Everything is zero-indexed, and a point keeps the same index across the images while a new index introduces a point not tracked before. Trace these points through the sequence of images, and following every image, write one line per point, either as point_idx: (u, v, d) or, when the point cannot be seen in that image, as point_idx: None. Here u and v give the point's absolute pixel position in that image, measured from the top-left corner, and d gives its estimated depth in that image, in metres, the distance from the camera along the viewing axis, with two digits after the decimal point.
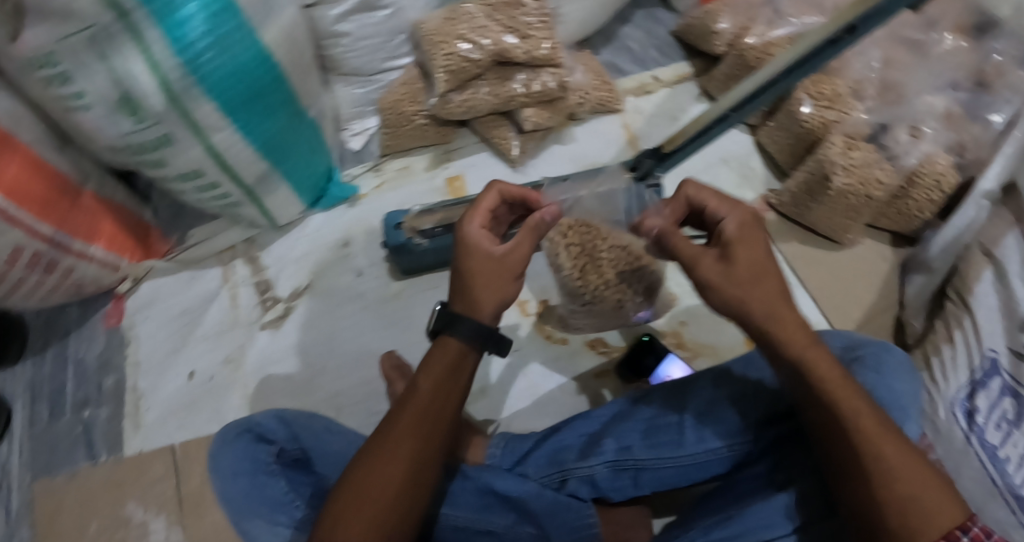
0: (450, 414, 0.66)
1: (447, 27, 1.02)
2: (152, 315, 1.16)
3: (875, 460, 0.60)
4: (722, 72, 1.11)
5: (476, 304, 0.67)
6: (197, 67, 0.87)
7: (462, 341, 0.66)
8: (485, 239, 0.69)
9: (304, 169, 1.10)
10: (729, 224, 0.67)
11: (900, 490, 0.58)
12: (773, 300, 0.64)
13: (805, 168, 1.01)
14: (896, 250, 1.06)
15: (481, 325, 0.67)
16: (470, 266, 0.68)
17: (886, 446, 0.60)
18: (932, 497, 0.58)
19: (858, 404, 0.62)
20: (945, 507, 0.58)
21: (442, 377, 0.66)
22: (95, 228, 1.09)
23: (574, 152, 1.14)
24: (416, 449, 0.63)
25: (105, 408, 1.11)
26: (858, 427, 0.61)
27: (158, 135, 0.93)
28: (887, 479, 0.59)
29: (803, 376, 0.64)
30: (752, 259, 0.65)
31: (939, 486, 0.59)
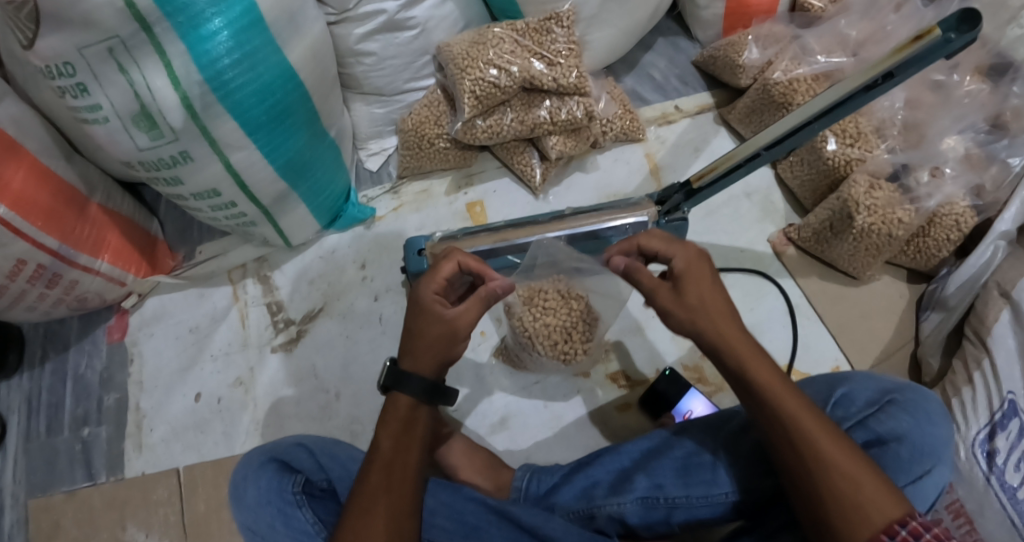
0: (413, 467, 0.71)
1: (475, 51, 1.01)
2: (157, 332, 1.13)
3: (816, 465, 0.63)
4: (744, 105, 1.12)
5: (416, 366, 0.73)
6: (222, 86, 0.84)
7: (411, 397, 0.73)
8: (437, 304, 0.75)
9: (321, 189, 1.08)
10: (678, 263, 0.71)
11: (840, 478, 0.62)
12: (720, 323, 0.68)
13: (826, 204, 1.02)
14: (913, 287, 1.07)
15: (428, 381, 0.73)
16: (421, 330, 0.74)
17: (830, 451, 0.63)
18: (866, 492, 0.61)
19: (802, 411, 0.65)
20: (885, 496, 0.61)
21: (400, 433, 0.72)
22: (101, 242, 1.04)
23: (598, 181, 1.16)
24: (391, 506, 0.67)
25: (105, 427, 1.07)
26: (802, 434, 0.64)
27: (175, 155, 0.89)
28: (829, 466, 0.62)
29: (746, 389, 0.67)
30: (700, 289, 0.69)
31: (880, 484, 0.62)
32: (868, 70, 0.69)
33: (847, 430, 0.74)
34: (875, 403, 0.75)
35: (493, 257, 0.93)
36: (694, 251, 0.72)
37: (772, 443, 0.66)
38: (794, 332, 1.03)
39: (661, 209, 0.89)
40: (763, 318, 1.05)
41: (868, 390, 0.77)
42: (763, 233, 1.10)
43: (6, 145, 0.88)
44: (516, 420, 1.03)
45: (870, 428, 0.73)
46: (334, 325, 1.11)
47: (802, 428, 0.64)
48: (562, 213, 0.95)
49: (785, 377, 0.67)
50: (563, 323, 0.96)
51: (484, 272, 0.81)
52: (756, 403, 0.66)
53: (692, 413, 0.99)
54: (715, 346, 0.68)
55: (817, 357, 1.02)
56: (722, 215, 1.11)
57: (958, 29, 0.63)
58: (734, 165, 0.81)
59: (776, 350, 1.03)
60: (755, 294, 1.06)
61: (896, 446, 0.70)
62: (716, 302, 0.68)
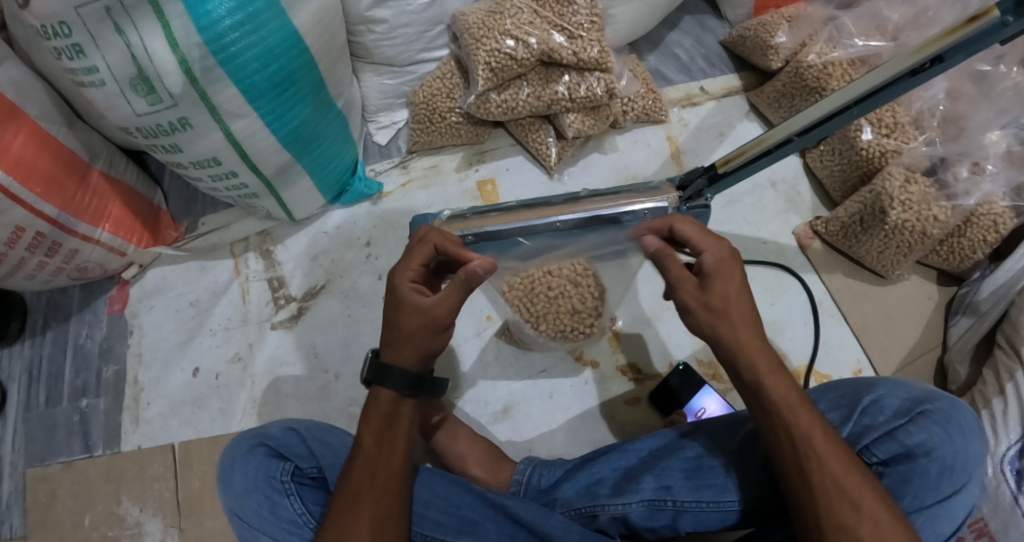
0: (399, 461, 0.68)
1: (492, 21, 0.96)
2: (157, 304, 1.10)
3: (821, 486, 0.59)
4: (774, 88, 1.05)
5: (397, 358, 0.69)
6: (224, 49, 0.80)
7: (393, 392, 0.69)
8: (413, 294, 0.70)
9: (325, 162, 1.04)
10: (708, 259, 0.66)
11: (843, 509, 0.58)
12: (741, 329, 0.64)
13: (859, 196, 0.96)
14: (943, 289, 1.01)
15: (410, 375, 0.69)
16: (400, 323, 0.70)
17: (839, 477, 0.59)
18: (869, 527, 0.58)
19: (817, 431, 0.61)
20: (890, 528, 0.58)
21: (382, 427, 0.68)
22: (102, 211, 1.01)
23: (615, 163, 1.10)
24: (376, 505, 0.65)
25: (103, 399, 1.05)
26: (812, 456, 0.60)
27: (173, 121, 0.85)
28: (836, 497, 0.59)
29: (759, 400, 0.63)
30: (726, 290, 0.64)
31: (886, 520, 0.58)
32: (915, 54, 0.64)
33: (873, 441, 0.70)
34: (904, 412, 0.70)
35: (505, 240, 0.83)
36: (724, 248, 0.67)
37: (779, 462, 0.62)
38: (816, 330, 0.98)
39: (682, 195, 0.81)
40: (783, 314, 1.00)
41: (897, 399, 0.72)
42: (787, 225, 1.05)
43: (5, 109, 0.85)
44: (525, 412, 0.99)
45: (899, 441, 0.68)
46: (335, 304, 1.08)
47: (815, 449, 0.60)
48: (578, 194, 0.84)
49: (802, 393, 0.64)
50: (565, 305, 0.95)
51: (465, 255, 0.74)
52: (767, 418, 0.63)
53: (705, 411, 0.96)
54: (729, 357, 0.65)
55: (837, 359, 0.97)
56: (745, 206, 1.06)
57: (1015, 11, 0.59)
58: (763, 151, 0.75)
59: (795, 349, 0.98)
60: (776, 289, 1.01)
61: (925, 463, 0.66)
62: (740, 312, 0.64)
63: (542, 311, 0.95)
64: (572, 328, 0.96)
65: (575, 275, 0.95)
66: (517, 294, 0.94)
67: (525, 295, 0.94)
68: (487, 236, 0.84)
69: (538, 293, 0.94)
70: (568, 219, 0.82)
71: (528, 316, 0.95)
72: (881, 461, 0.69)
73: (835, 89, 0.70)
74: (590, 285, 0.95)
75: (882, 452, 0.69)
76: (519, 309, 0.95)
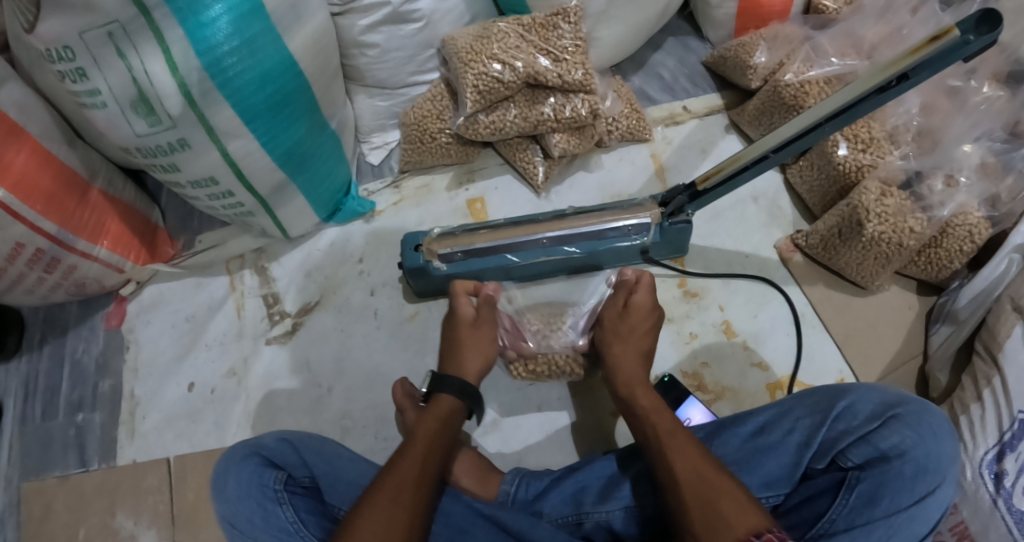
0: (437, 467, 0.76)
1: (480, 45, 1.00)
2: (154, 320, 1.12)
3: (688, 474, 0.68)
4: (753, 107, 1.08)
5: (456, 369, 0.89)
6: (222, 73, 0.84)
7: (452, 397, 0.85)
8: (466, 316, 0.93)
9: (320, 181, 1.06)
10: (641, 296, 0.92)
11: (705, 489, 0.66)
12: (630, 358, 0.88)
13: (837, 209, 0.98)
14: (923, 299, 1.04)
15: (465, 386, 0.86)
16: (458, 338, 0.92)
17: (697, 462, 0.69)
18: (726, 499, 0.64)
19: (678, 430, 0.74)
20: (743, 504, 0.63)
21: (435, 427, 0.80)
22: (101, 228, 1.04)
23: (601, 181, 1.12)
24: (418, 495, 0.70)
25: (99, 413, 1.07)
26: (678, 453, 0.71)
27: (172, 142, 0.88)
28: (698, 480, 0.67)
29: (642, 424, 0.79)
30: (635, 323, 0.91)
31: (739, 493, 0.65)
32: (879, 73, 0.67)
33: (848, 446, 0.72)
34: (877, 416, 0.72)
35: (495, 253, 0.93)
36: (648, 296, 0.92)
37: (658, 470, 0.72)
38: (798, 340, 0.99)
39: (664, 211, 0.89)
40: (763, 324, 1.00)
41: (870, 403, 0.74)
42: (768, 239, 1.06)
43: (8, 127, 0.88)
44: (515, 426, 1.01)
45: (873, 445, 0.70)
46: (331, 318, 1.09)
47: (677, 448, 0.71)
48: (564, 211, 0.96)
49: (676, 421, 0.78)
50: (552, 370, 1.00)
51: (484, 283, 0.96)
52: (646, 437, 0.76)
53: (690, 421, 0.92)
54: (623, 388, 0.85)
55: (821, 368, 0.98)
56: (728, 220, 1.08)
57: (976, 30, 0.61)
58: (740, 167, 0.80)
59: (778, 359, 0.99)
60: (759, 299, 1.02)
61: (899, 464, 0.68)
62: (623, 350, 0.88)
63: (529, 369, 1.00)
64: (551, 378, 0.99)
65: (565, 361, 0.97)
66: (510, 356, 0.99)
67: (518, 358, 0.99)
68: (477, 252, 0.93)
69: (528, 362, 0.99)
70: (553, 234, 0.92)
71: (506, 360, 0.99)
72: (857, 466, 0.71)
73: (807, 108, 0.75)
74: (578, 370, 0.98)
75: (857, 456, 0.71)
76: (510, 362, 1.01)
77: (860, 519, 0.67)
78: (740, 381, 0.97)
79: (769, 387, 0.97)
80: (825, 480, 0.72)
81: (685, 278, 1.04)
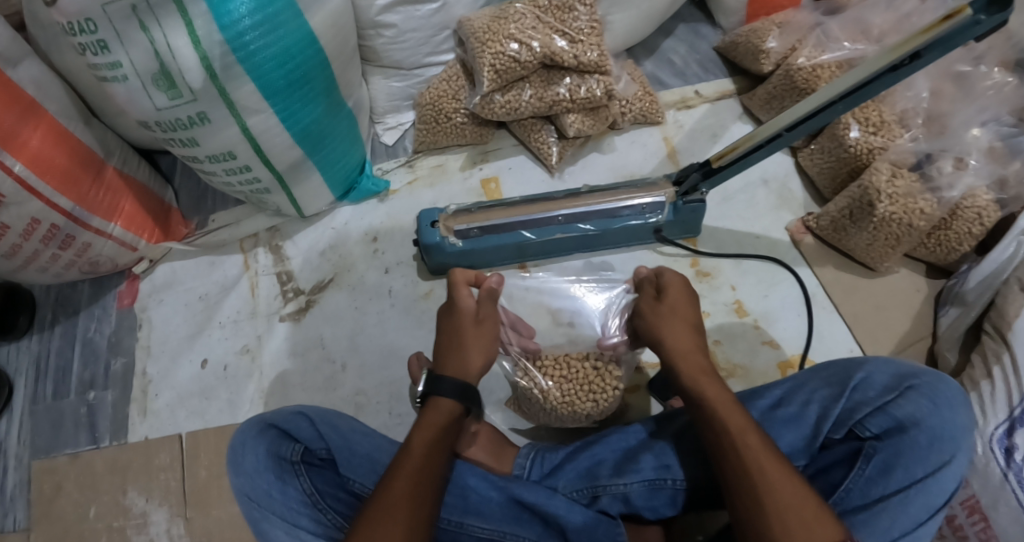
0: (438, 472, 0.72)
1: (497, 25, 1.02)
2: (167, 298, 1.12)
3: (756, 475, 0.63)
4: (765, 91, 1.10)
5: (462, 365, 0.82)
6: (245, 47, 0.84)
7: (451, 402, 0.78)
8: (469, 308, 0.86)
9: (336, 160, 1.07)
10: (666, 277, 0.88)
11: (775, 495, 0.61)
12: (679, 332, 0.81)
13: (849, 190, 1.00)
14: (932, 281, 1.05)
15: (465, 385, 0.80)
16: (460, 330, 0.85)
17: (774, 469, 0.63)
18: (806, 512, 0.60)
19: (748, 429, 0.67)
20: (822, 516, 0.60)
21: (432, 442, 0.73)
22: (116, 207, 1.04)
23: (613, 162, 1.13)
24: (410, 514, 0.66)
25: (111, 391, 1.08)
26: (738, 450, 0.66)
27: (192, 116, 0.88)
28: (764, 481, 0.63)
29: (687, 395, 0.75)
30: (674, 301, 0.84)
31: (817, 504, 0.61)
32: (893, 52, 0.69)
33: (866, 416, 0.73)
34: (893, 388, 0.73)
35: (509, 231, 0.95)
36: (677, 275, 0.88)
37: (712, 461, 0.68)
38: (808, 319, 1.00)
39: (678, 190, 0.91)
40: (774, 304, 1.01)
41: (885, 374, 0.75)
42: (779, 221, 1.07)
43: (25, 105, 0.88)
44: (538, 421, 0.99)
45: (890, 414, 0.71)
46: (343, 296, 1.09)
47: (735, 440, 0.67)
48: (579, 190, 0.97)
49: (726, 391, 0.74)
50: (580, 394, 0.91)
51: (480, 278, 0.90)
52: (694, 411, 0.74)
53: None
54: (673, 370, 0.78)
55: (831, 348, 0.99)
56: (739, 203, 1.08)
57: (988, 10, 0.62)
58: (754, 146, 0.82)
59: (788, 338, 1.00)
60: (770, 279, 1.03)
61: (915, 433, 0.69)
62: (674, 326, 0.81)
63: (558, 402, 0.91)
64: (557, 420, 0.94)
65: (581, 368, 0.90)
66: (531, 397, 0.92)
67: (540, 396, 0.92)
68: (493, 229, 0.95)
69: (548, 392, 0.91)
70: (568, 213, 0.95)
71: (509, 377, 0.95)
72: (875, 436, 0.72)
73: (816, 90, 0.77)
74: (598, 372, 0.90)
75: (874, 426, 0.72)
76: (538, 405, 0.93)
77: (875, 491, 0.69)
78: (752, 359, 0.98)
79: (780, 366, 0.98)
80: (843, 450, 0.74)
81: (697, 259, 1.05)
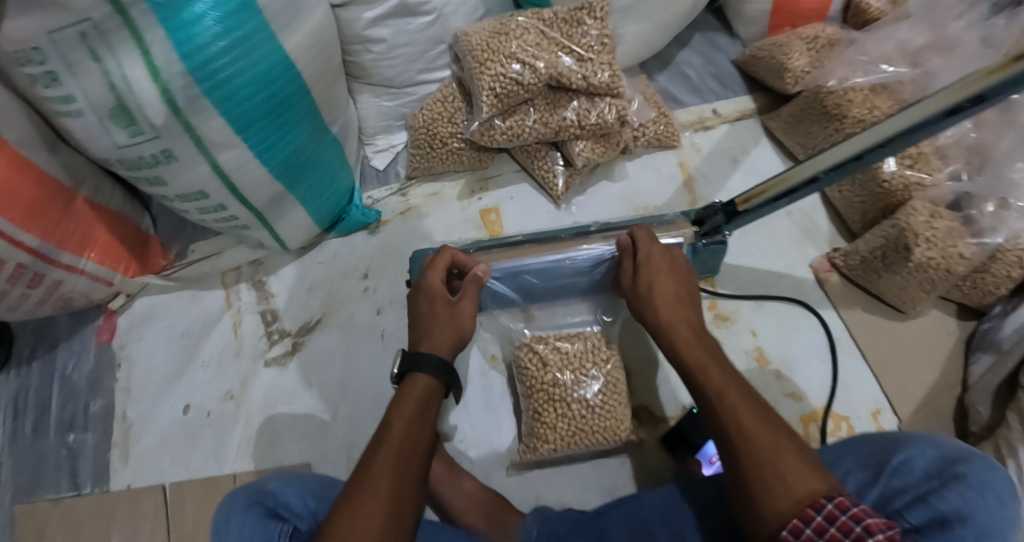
0: (425, 441, 0.66)
1: (496, 43, 0.92)
2: (146, 335, 1.05)
3: (734, 429, 0.60)
4: (790, 112, 1.01)
5: (433, 346, 0.73)
6: (213, 78, 0.75)
7: (430, 376, 0.70)
8: (443, 294, 0.76)
9: (323, 191, 0.99)
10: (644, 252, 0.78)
11: (758, 451, 0.57)
12: (667, 302, 0.73)
13: (882, 227, 0.91)
14: (962, 324, 0.97)
15: (443, 361, 0.72)
16: (433, 316, 0.75)
17: (753, 426, 0.59)
18: (787, 461, 0.56)
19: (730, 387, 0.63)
20: (802, 469, 0.55)
21: (413, 416, 0.66)
22: (87, 238, 0.96)
23: (624, 191, 1.04)
24: (390, 486, 0.60)
25: (92, 434, 1.01)
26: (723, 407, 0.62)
27: (156, 153, 0.80)
28: (745, 434, 0.59)
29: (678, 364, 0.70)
30: (655, 277, 0.76)
31: (801, 453, 0.57)
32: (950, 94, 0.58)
33: (906, 507, 0.65)
34: (935, 476, 0.66)
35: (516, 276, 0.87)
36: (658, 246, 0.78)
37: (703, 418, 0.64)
38: (833, 369, 0.93)
39: (699, 230, 0.84)
40: (797, 351, 0.94)
41: (927, 459, 0.68)
42: (803, 258, 0.99)
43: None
44: (559, 467, 0.92)
45: (932, 506, 0.63)
46: (333, 338, 1.02)
47: (719, 393, 0.63)
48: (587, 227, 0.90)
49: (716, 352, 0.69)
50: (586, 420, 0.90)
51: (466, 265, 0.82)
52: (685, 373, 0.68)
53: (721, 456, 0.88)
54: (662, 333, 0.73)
55: (855, 398, 0.92)
56: (760, 237, 1.00)
57: None
58: (787, 190, 0.74)
59: (812, 388, 0.92)
60: (791, 322, 0.95)
61: (961, 530, 0.60)
62: (666, 295, 0.73)
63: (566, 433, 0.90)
64: (593, 443, 0.89)
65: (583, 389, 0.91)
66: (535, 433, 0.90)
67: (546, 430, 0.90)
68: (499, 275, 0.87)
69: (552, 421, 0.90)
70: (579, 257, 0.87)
71: (532, 407, 0.91)
72: (914, 529, 0.63)
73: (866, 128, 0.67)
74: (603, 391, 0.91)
75: (915, 518, 0.63)
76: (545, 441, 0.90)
77: None
78: None
79: (802, 419, 0.91)
80: None
81: (715, 300, 0.96)
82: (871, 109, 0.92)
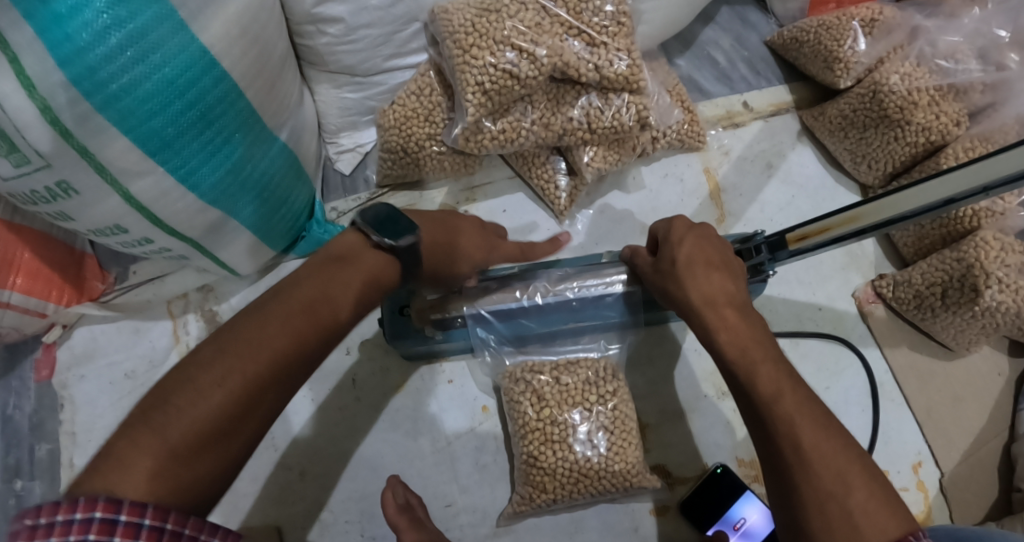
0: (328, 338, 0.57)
1: (485, 24, 0.74)
2: (89, 374, 0.91)
3: (791, 443, 0.51)
4: (838, 110, 0.85)
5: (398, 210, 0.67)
6: (109, 90, 0.56)
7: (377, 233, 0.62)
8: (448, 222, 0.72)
9: (274, 210, 0.82)
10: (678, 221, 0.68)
11: (823, 480, 0.49)
12: (708, 272, 0.62)
13: (943, 257, 0.77)
14: (1014, 362, 0.84)
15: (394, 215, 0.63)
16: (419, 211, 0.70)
17: (822, 444, 0.50)
18: (857, 495, 0.48)
19: (786, 389, 0.54)
20: (877, 510, 0.47)
21: (353, 279, 0.59)
22: (10, 264, 0.77)
23: (640, 203, 0.90)
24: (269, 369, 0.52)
25: (39, 483, 0.87)
26: (780, 419, 0.52)
27: (51, 186, 0.62)
28: (805, 457, 0.50)
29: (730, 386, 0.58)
30: (691, 251, 0.64)
31: (876, 491, 0.48)
32: None
33: None
34: None
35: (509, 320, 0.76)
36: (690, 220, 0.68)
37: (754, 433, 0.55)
38: (873, 419, 0.81)
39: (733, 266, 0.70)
40: (834, 401, 0.82)
41: None
42: (845, 286, 0.87)
43: None
44: (557, 513, 0.80)
45: None
46: None
47: (778, 408, 0.53)
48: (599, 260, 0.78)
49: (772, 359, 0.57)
50: (590, 469, 0.75)
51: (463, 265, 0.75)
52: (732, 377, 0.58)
53: (746, 521, 0.78)
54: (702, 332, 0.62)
55: (894, 451, 0.81)
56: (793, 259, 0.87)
57: None
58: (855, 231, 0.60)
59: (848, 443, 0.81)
60: (830, 366, 0.83)
61: None
62: (699, 253, 0.64)
63: (567, 484, 0.76)
64: (599, 491, 0.76)
65: (586, 430, 0.76)
66: (529, 484, 0.76)
67: (541, 480, 0.76)
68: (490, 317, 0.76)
69: (550, 471, 0.75)
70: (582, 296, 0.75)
71: (526, 451, 0.77)
72: None
73: (966, 163, 0.52)
74: (610, 433, 0.76)
75: None
76: (542, 494, 0.76)
77: None
78: None
79: None
80: None
81: None
82: (938, 115, 0.78)
